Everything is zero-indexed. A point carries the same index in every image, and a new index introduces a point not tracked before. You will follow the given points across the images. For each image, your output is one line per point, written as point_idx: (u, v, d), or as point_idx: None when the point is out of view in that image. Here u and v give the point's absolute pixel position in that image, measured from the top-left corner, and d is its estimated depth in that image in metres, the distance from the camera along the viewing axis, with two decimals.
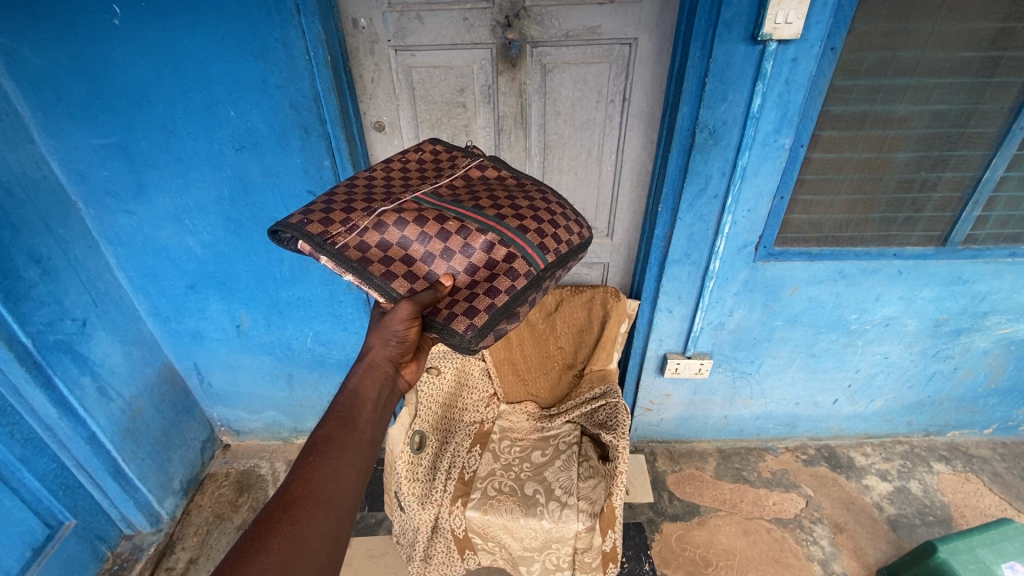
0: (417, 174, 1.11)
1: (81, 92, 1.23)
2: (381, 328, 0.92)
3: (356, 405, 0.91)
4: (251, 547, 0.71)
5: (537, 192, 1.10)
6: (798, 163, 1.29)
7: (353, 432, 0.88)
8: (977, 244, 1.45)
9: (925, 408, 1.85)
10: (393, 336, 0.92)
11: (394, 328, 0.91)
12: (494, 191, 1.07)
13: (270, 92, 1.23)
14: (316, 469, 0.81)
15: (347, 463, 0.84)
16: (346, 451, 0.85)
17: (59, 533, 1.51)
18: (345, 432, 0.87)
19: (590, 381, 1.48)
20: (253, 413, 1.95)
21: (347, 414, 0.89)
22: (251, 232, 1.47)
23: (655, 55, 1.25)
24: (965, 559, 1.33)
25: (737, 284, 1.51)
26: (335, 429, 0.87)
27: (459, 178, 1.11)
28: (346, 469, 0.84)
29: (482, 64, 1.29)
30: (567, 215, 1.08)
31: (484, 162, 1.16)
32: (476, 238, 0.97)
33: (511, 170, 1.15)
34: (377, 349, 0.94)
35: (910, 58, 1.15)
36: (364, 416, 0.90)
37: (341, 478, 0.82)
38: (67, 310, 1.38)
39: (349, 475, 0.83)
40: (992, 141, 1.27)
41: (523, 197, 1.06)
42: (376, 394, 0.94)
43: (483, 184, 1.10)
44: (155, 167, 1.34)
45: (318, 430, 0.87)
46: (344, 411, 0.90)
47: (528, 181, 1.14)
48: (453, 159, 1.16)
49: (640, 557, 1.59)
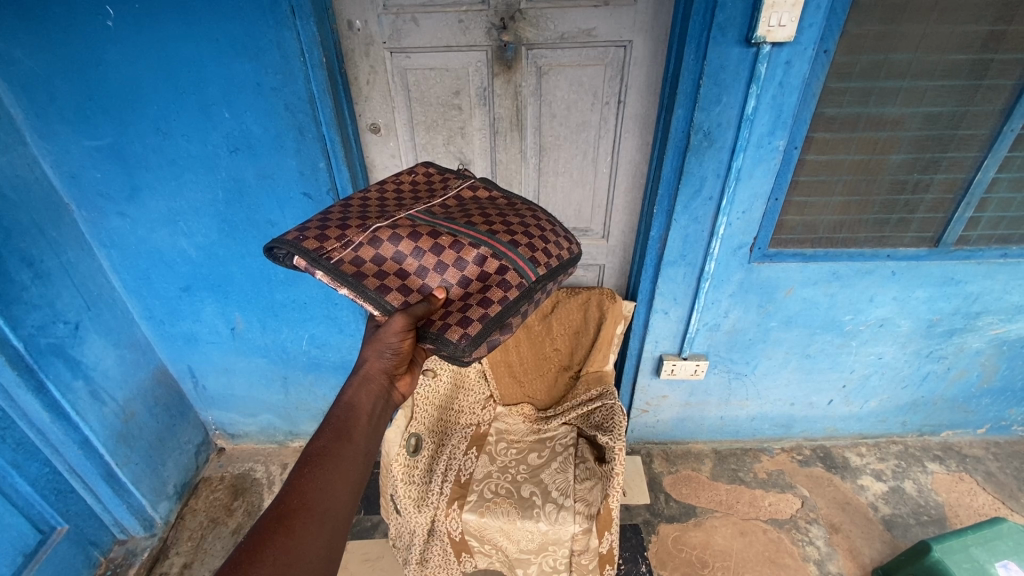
0: (410, 195, 1.12)
1: (73, 94, 1.22)
2: (375, 341, 0.92)
3: (351, 417, 0.90)
4: (247, 558, 0.70)
5: (527, 210, 1.11)
6: (792, 164, 1.30)
7: (348, 444, 0.87)
8: (970, 245, 1.46)
9: (919, 409, 1.86)
10: (387, 347, 0.92)
11: (387, 340, 0.91)
12: (486, 210, 1.08)
13: (264, 94, 1.23)
14: (312, 481, 0.81)
15: (343, 477, 0.84)
16: (343, 465, 0.85)
17: (51, 538, 1.49)
18: (342, 443, 0.87)
19: (587, 383, 1.51)
20: (249, 416, 1.94)
21: (343, 427, 0.89)
22: (246, 234, 1.46)
23: (651, 57, 1.25)
24: (959, 558, 1.33)
25: (732, 286, 1.52)
26: (333, 440, 0.87)
27: (452, 199, 1.11)
28: (342, 483, 0.83)
29: (477, 66, 1.29)
30: (557, 231, 1.09)
31: (476, 182, 1.17)
32: (469, 252, 0.97)
33: (503, 191, 1.16)
34: (373, 361, 0.94)
35: (902, 60, 1.16)
36: (361, 428, 0.90)
37: (336, 491, 0.82)
38: (59, 314, 1.37)
39: (345, 488, 0.83)
40: (983, 143, 1.28)
41: (514, 215, 1.07)
42: (372, 406, 0.93)
43: (475, 204, 1.10)
44: (149, 169, 1.34)
45: (314, 441, 0.86)
46: (339, 423, 0.89)
47: (519, 200, 1.14)
48: (446, 181, 1.16)
49: (637, 559, 1.59)
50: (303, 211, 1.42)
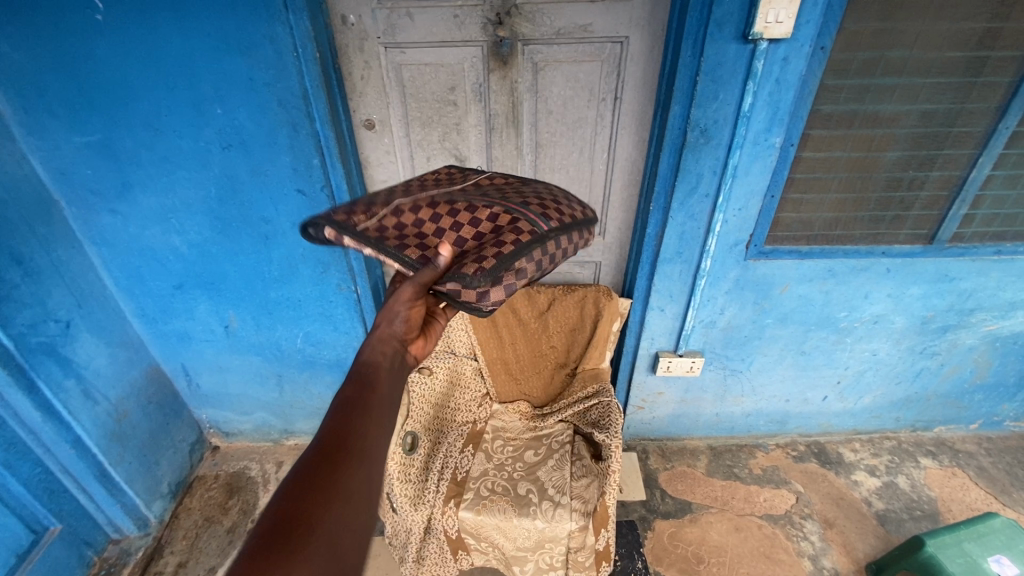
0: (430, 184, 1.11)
1: (62, 89, 1.20)
2: (395, 292, 0.89)
3: (374, 368, 0.80)
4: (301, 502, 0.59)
5: (541, 186, 1.11)
6: (789, 162, 1.29)
7: (377, 391, 0.77)
8: (964, 242, 1.47)
9: (912, 404, 1.87)
10: (407, 299, 0.88)
11: (404, 289, 0.87)
12: (502, 188, 1.09)
13: (257, 89, 1.21)
14: (351, 430, 0.69)
15: (384, 424, 0.74)
16: (380, 411, 0.74)
17: (44, 538, 1.47)
18: (375, 390, 0.77)
19: (583, 380, 1.50)
20: (243, 414, 1.93)
21: (371, 373, 0.79)
22: (239, 231, 1.45)
23: (647, 54, 1.25)
24: (952, 553, 1.35)
25: (728, 283, 1.52)
26: (363, 389, 0.76)
27: (469, 184, 1.11)
28: (382, 432, 0.73)
29: (473, 61, 1.28)
30: (572, 203, 1.08)
31: (494, 175, 1.17)
32: (482, 211, 0.97)
33: (519, 178, 1.17)
34: (392, 314, 0.87)
35: (898, 57, 1.16)
36: (390, 376, 0.81)
37: (379, 440, 0.71)
38: (49, 312, 1.35)
39: (386, 437, 0.73)
40: (978, 140, 1.29)
41: (527, 189, 1.08)
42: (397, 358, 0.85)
43: (492, 186, 1.10)
44: (140, 166, 1.32)
45: (339, 393, 0.75)
46: (362, 375, 0.79)
47: (534, 183, 1.15)
48: (465, 175, 1.16)
49: (632, 555, 1.59)
50: (297, 208, 1.40)
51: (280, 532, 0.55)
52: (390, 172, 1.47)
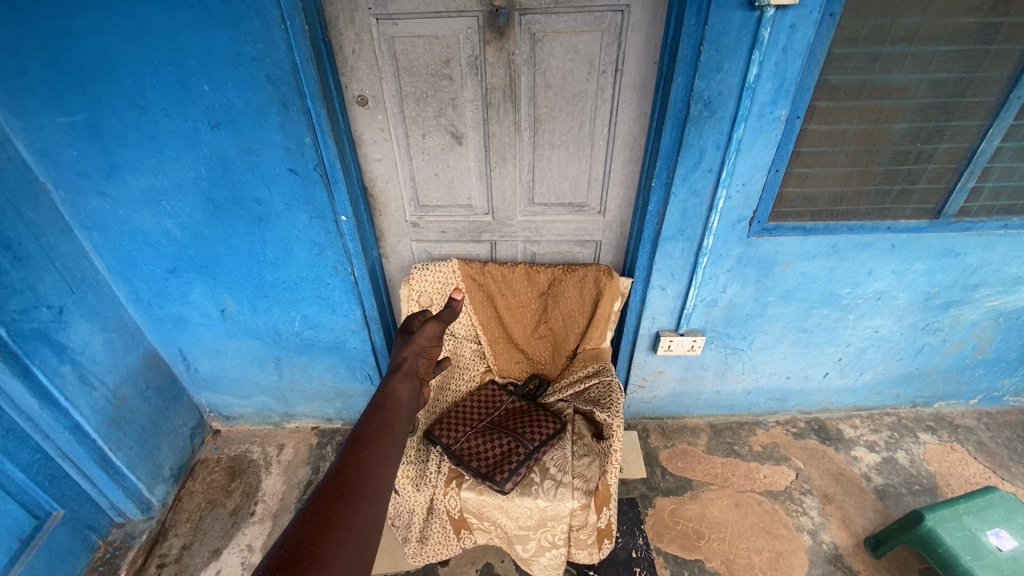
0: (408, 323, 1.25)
1: (43, 66, 1.15)
2: (401, 360, 1.15)
3: (388, 420, 0.93)
4: (317, 531, 0.67)
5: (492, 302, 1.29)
6: (794, 135, 1.26)
7: (389, 436, 0.89)
8: (970, 216, 1.44)
9: (913, 380, 1.87)
10: (413, 367, 1.14)
11: (423, 330, 1.25)
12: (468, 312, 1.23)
13: (245, 65, 1.17)
14: (339, 501, 0.73)
15: (377, 490, 0.77)
16: (374, 477, 0.78)
17: (47, 523, 1.47)
18: (369, 458, 0.82)
19: (583, 360, 1.52)
20: (243, 397, 1.92)
21: (368, 440, 0.85)
22: (232, 213, 1.41)
23: (650, 22, 1.20)
24: (951, 526, 1.36)
25: (730, 261, 1.50)
26: (361, 456, 0.82)
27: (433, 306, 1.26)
28: (375, 500, 0.75)
29: (468, 33, 1.23)
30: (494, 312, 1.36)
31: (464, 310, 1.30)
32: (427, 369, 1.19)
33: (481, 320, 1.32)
34: (403, 363, 1.14)
35: (910, 24, 1.12)
36: (389, 442, 0.87)
37: (370, 509, 0.74)
38: (41, 298, 1.32)
39: (379, 505, 0.75)
40: (989, 111, 1.25)
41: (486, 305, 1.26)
42: (391, 427, 0.91)
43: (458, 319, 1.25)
44: (127, 147, 1.28)
45: (358, 434, 0.87)
46: (375, 424, 0.90)
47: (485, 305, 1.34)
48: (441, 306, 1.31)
49: (633, 532, 1.60)
50: (290, 188, 1.37)
51: (290, 564, 0.62)
52: (386, 150, 1.42)
